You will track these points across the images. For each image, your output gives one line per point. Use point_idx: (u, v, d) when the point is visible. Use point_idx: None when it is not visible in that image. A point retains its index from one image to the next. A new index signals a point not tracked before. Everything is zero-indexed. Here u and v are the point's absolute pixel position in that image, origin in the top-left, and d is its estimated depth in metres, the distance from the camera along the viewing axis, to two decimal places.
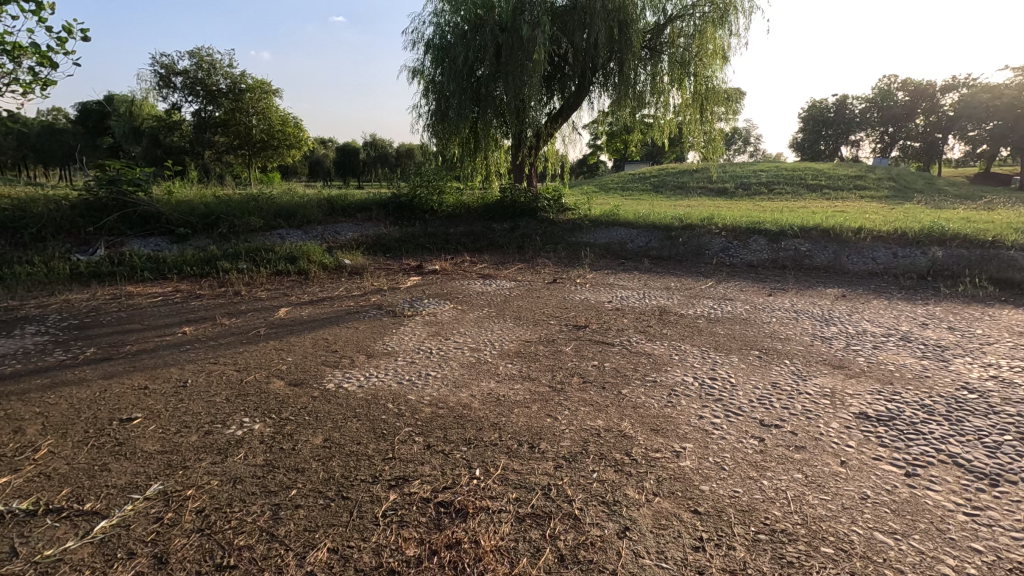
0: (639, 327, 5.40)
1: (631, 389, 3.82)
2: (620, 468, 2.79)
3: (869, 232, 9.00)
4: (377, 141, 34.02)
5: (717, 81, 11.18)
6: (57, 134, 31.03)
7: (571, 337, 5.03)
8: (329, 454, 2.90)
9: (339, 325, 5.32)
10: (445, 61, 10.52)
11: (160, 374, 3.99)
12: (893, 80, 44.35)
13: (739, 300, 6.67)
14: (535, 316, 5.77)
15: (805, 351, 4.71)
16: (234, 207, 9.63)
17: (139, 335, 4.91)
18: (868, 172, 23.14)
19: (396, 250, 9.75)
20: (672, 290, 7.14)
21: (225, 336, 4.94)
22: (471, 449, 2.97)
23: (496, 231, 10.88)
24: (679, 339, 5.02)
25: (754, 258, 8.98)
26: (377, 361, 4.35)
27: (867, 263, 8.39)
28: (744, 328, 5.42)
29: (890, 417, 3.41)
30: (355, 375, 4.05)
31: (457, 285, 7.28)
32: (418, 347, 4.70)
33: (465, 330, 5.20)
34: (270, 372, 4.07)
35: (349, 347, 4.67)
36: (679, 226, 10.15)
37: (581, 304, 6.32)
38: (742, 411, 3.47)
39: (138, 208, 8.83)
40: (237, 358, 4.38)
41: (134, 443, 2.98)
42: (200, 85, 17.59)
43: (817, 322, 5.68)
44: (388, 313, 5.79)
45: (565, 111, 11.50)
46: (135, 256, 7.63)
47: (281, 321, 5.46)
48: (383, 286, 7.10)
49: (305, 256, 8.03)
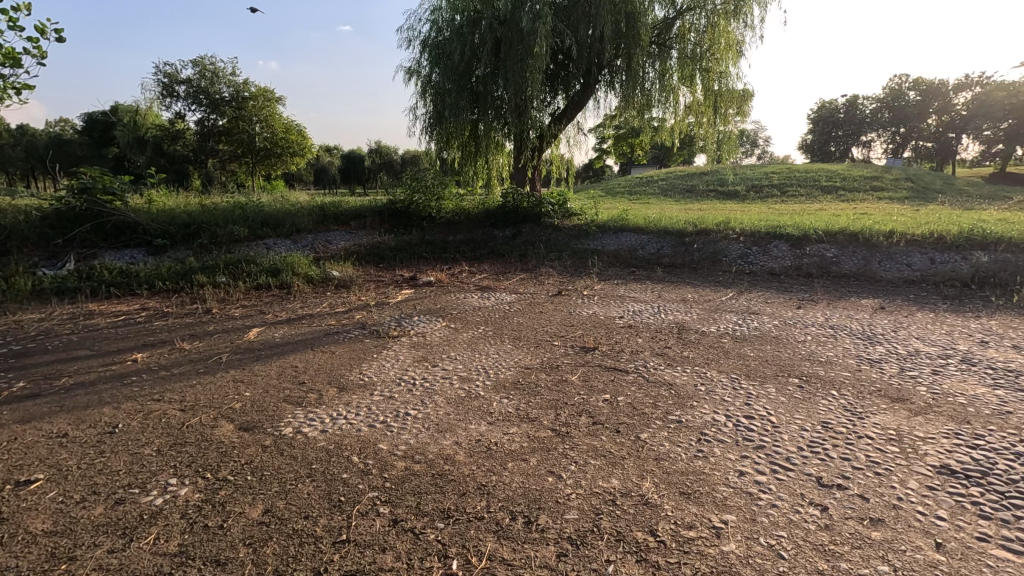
0: (655, 349, 4.70)
1: (651, 433, 3.14)
2: (644, 558, 2.11)
3: (902, 236, 8.29)
4: (383, 148, 33.57)
5: (731, 78, 10.50)
6: (59, 142, 30.23)
7: (577, 362, 4.35)
8: (264, 536, 2.24)
9: (312, 350, 4.67)
10: (442, 59, 9.91)
11: (87, 418, 3.34)
12: (904, 79, 43.34)
13: (765, 314, 5.98)
14: (536, 335, 5.08)
15: (854, 379, 4.00)
16: (217, 216, 9.06)
17: (83, 365, 4.28)
18: (885, 172, 22.33)
19: (391, 260, 9.11)
20: (689, 303, 6.46)
21: (182, 364, 4.31)
22: (450, 527, 2.30)
23: (497, 238, 10.23)
24: (703, 364, 4.34)
25: (775, 265, 8.30)
26: (350, 396, 3.69)
27: (901, 270, 7.71)
28: (776, 349, 4.71)
29: (981, 473, 2.70)
30: (320, 417, 3.38)
31: (452, 299, 6.64)
32: (400, 377, 4.04)
33: (456, 354, 4.53)
34: (219, 413, 3.42)
35: (322, 377, 4.04)
36: (693, 231, 9.47)
37: (588, 321, 5.64)
38: (792, 464, 2.78)
39: (113, 218, 8.25)
40: (186, 394, 3.73)
41: (19, 521, 2.34)
42: (202, 93, 17.00)
43: (859, 340, 4.97)
44: (371, 334, 5.13)
45: (568, 113, 10.87)
46: (105, 271, 7.06)
47: (248, 345, 4.80)
48: (370, 301, 6.46)
49: (289, 269, 7.41)
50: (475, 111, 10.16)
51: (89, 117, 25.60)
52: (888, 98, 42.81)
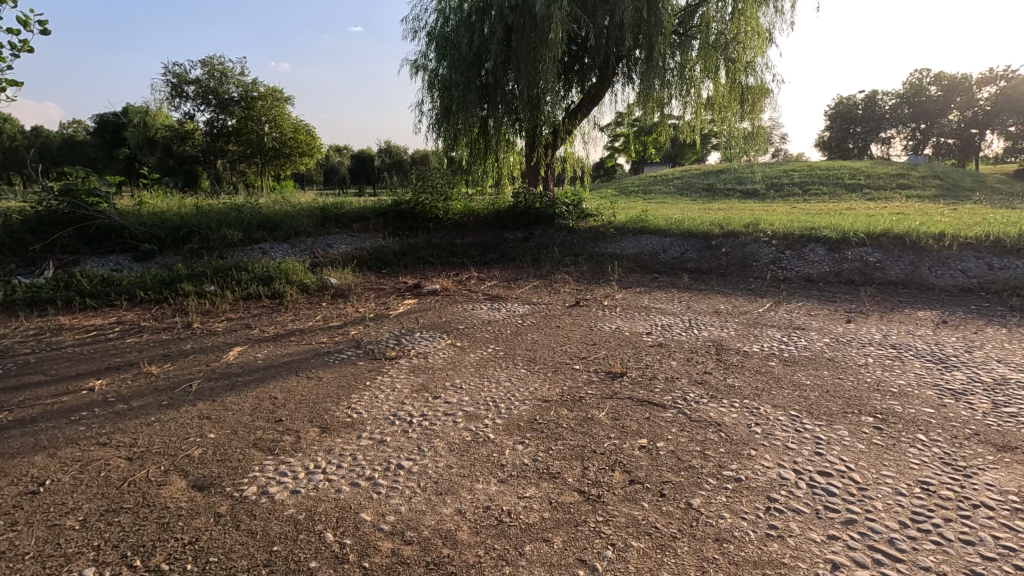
0: (694, 375, 4.04)
1: (706, 499, 2.48)
2: None
3: (954, 237, 7.54)
4: (394, 148, 32.87)
5: (759, 68, 9.78)
6: (71, 143, 29.83)
7: (603, 394, 3.69)
8: None
9: (296, 375, 4.06)
10: (450, 50, 9.27)
11: (10, 471, 2.74)
12: (925, 73, 41.83)
13: (811, 329, 5.30)
14: (553, 358, 4.42)
15: (941, 418, 3.31)
16: (210, 219, 8.52)
17: (30, 395, 3.69)
18: (911, 170, 21.43)
19: (394, 265, 8.50)
20: (724, 315, 5.80)
21: (144, 395, 3.70)
22: None
23: (508, 241, 9.61)
24: (753, 395, 3.67)
25: (813, 271, 7.60)
26: (333, 441, 3.07)
27: (955, 277, 7.00)
28: (836, 376, 4.02)
29: None
30: (294, 470, 2.76)
31: (459, 310, 6.01)
32: (394, 413, 3.42)
33: (461, 382, 3.90)
34: (173, 463, 2.81)
35: (302, 413, 3.42)
36: (719, 233, 8.74)
37: (611, 338, 4.97)
38: (901, 552, 2.11)
39: (99, 222, 7.73)
40: (138, 436, 3.12)
41: None
42: (211, 94, 16.66)
43: (930, 364, 4.28)
44: (365, 355, 4.51)
45: (584, 107, 10.21)
46: (85, 281, 6.52)
47: (225, 369, 4.19)
48: (369, 313, 5.86)
49: (283, 276, 6.83)
50: (485, 106, 9.55)
51: (101, 118, 25.28)
52: (909, 94, 40.95)
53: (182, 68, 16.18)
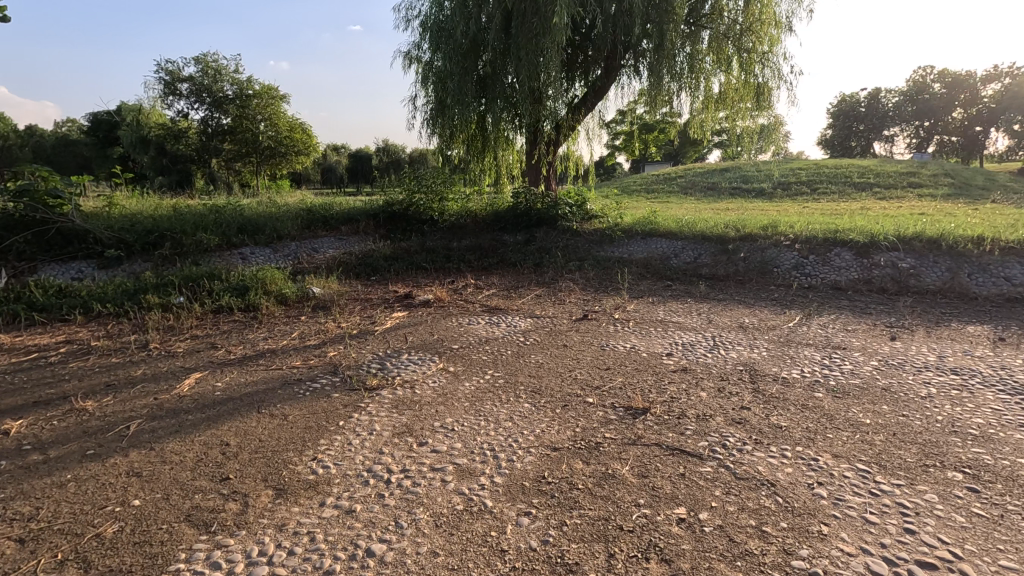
0: (732, 412, 3.39)
1: None
2: None
3: (995, 241, 6.88)
4: (391, 147, 32.19)
5: (775, 60, 9.10)
6: (67, 143, 29.14)
7: (625, 439, 3.04)
8: None
9: (256, 412, 3.41)
10: (445, 38, 8.59)
11: None
12: (930, 70, 41.05)
13: (853, 347, 4.67)
14: (562, 388, 3.77)
15: None
16: (185, 222, 7.87)
17: None
18: (921, 168, 20.73)
19: (385, 271, 7.86)
20: (751, 331, 5.17)
21: (67, 441, 3.04)
22: None
23: (506, 244, 8.98)
24: (807, 440, 3.03)
25: (839, 279, 6.98)
26: (287, 512, 2.41)
27: (998, 285, 6.38)
28: (899, 413, 3.38)
29: None
30: (229, 559, 2.11)
31: (453, 325, 5.37)
32: (369, 467, 2.77)
33: (453, 422, 3.25)
34: (73, 550, 2.16)
35: (254, 468, 2.76)
36: (735, 235, 8.09)
37: (627, 360, 4.33)
38: None
39: (61, 227, 7.08)
40: (39, 504, 2.46)
41: None
42: (205, 92, 15.89)
43: (1006, 394, 3.65)
44: (341, 384, 3.85)
45: (588, 101, 9.60)
46: (37, 291, 5.88)
47: (173, 404, 3.54)
48: (351, 329, 5.21)
49: (260, 286, 6.18)
50: (483, 100, 8.90)
51: (95, 117, 24.61)
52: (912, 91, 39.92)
53: (176, 65, 15.40)
